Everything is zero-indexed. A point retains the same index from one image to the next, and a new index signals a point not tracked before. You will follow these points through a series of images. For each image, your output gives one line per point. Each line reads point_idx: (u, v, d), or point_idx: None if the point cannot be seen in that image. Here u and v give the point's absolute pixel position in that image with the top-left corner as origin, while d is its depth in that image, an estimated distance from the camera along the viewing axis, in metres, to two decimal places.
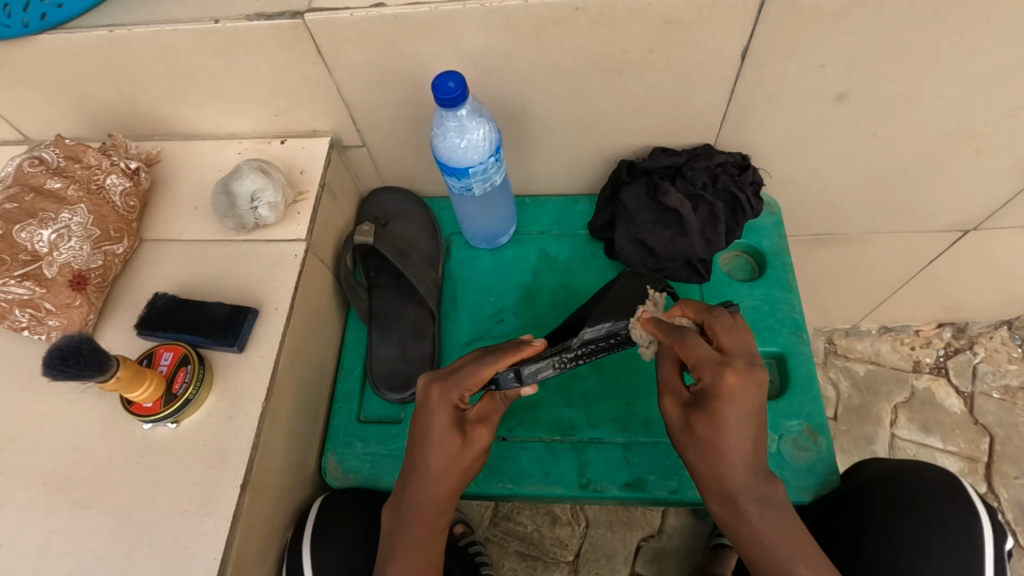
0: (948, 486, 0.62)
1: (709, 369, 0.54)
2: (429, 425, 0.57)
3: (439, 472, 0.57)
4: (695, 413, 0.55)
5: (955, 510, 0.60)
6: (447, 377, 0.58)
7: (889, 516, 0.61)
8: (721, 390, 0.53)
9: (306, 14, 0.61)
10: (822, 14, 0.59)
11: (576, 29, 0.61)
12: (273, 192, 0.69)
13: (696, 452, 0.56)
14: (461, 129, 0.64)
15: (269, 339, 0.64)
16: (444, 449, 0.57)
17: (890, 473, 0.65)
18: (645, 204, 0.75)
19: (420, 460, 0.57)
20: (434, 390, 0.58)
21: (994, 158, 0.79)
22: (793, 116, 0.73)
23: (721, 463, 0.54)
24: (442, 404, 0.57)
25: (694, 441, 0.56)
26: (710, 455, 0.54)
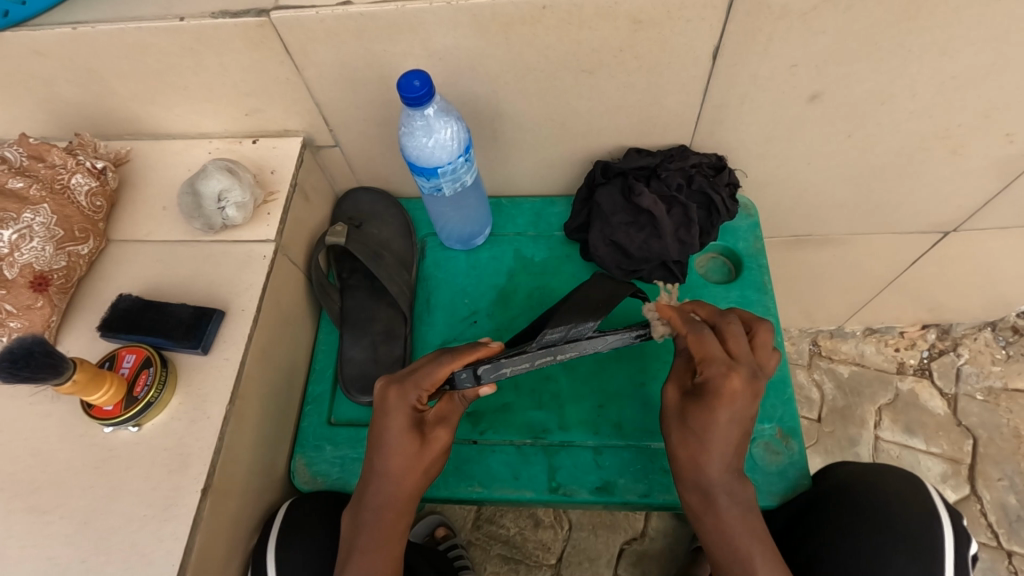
0: (911, 489, 0.62)
1: (718, 368, 0.55)
2: (387, 427, 0.57)
3: (398, 472, 0.56)
4: (693, 403, 0.56)
5: (918, 514, 0.60)
6: (403, 378, 0.58)
7: (849, 520, 0.60)
8: (721, 389, 0.54)
9: (272, 12, 0.60)
10: (790, 14, 0.59)
11: (544, 27, 0.61)
12: (241, 192, 0.68)
13: (679, 435, 0.57)
14: (428, 128, 0.63)
15: (235, 341, 0.63)
16: (403, 451, 0.56)
17: (854, 476, 0.64)
18: (620, 205, 0.75)
19: (378, 462, 0.57)
20: (390, 392, 0.57)
21: (970, 159, 0.79)
22: (767, 117, 0.72)
23: (701, 458, 0.55)
24: (398, 406, 0.57)
25: (687, 434, 0.56)
26: (692, 448, 0.56)
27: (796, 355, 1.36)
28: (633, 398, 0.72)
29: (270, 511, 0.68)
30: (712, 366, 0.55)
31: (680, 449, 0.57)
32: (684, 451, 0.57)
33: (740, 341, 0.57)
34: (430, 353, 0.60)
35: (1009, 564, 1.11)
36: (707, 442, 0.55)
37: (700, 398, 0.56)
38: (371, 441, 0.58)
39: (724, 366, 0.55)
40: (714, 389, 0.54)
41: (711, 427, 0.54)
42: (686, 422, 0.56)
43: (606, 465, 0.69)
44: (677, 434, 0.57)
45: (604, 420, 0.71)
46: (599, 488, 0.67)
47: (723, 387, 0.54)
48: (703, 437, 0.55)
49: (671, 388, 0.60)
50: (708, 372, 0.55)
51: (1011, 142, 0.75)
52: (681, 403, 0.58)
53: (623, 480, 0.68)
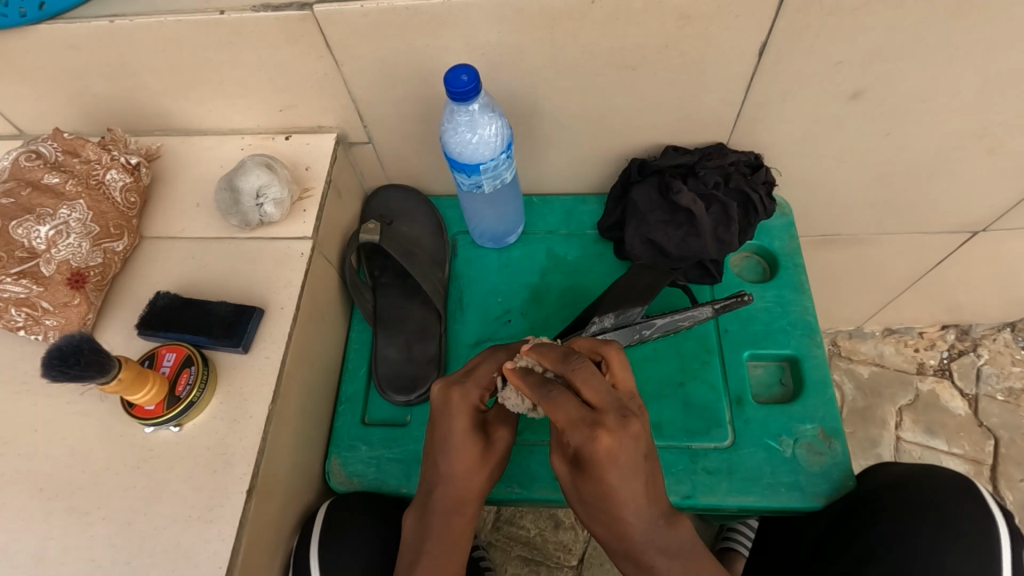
0: (963, 490, 0.60)
1: (581, 433, 0.46)
2: (452, 429, 0.55)
3: (464, 474, 0.55)
4: (581, 476, 0.49)
5: (971, 515, 0.59)
6: (464, 379, 0.57)
7: (899, 519, 0.60)
8: (595, 454, 0.46)
9: (315, 5, 0.60)
10: (841, 10, 0.58)
11: (591, 23, 0.60)
12: (279, 188, 0.67)
13: (586, 509, 0.51)
14: (472, 124, 0.62)
15: (274, 340, 0.62)
16: (468, 452, 0.55)
17: (902, 477, 0.64)
18: (657, 203, 0.74)
19: (444, 465, 0.55)
20: (454, 394, 0.56)
21: (1008, 158, 0.78)
22: (807, 115, 0.72)
23: (608, 518, 0.49)
24: (463, 407, 0.56)
25: (585, 504, 0.50)
26: (603, 514, 0.49)
27: None
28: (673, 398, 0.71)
29: (307, 512, 0.67)
30: (577, 433, 0.47)
31: (597, 524, 0.51)
32: (596, 523, 0.51)
33: (591, 386, 0.48)
34: (487, 353, 0.60)
35: None
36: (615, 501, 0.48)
37: (580, 467, 0.49)
38: (433, 444, 0.57)
39: (591, 426, 0.46)
40: (591, 457, 0.46)
41: (612, 491, 0.47)
42: (584, 494, 0.49)
43: None
44: (581, 505, 0.51)
45: None
46: None
47: (597, 449, 0.46)
48: (592, 503, 0.49)
49: (558, 461, 0.51)
50: (575, 440, 0.47)
51: None
52: (572, 475, 0.50)
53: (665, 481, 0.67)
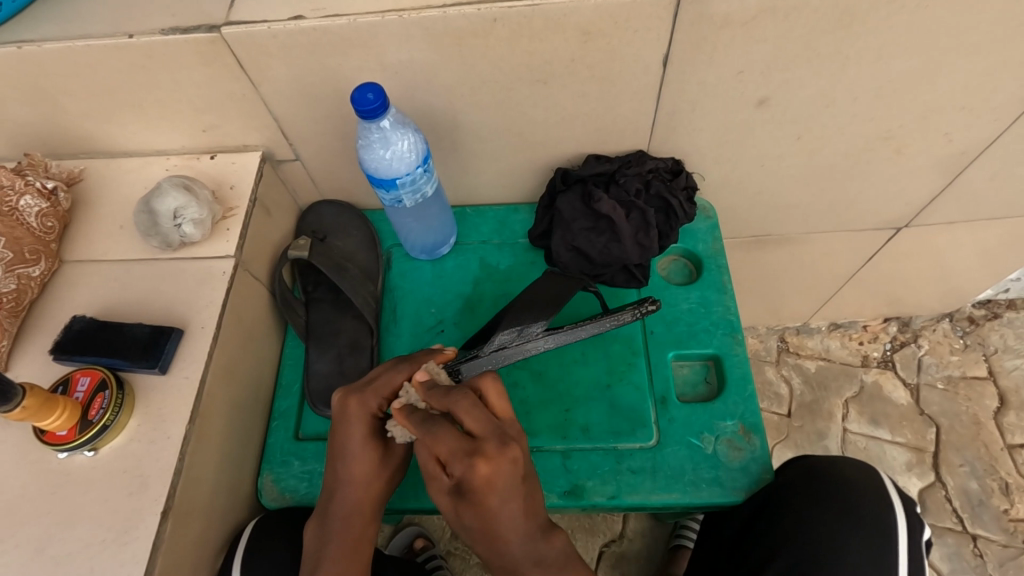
0: (866, 480, 0.64)
1: (458, 463, 0.49)
2: (350, 435, 0.58)
3: (364, 478, 0.58)
4: (460, 501, 0.51)
5: (874, 505, 0.62)
6: (362, 389, 0.59)
7: (809, 508, 0.63)
8: (473, 483, 0.49)
9: (222, 28, 0.61)
10: (733, 22, 0.61)
11: (497, 39, 0.62)
12: (198, 208, 0.67)
13: (464, 531, 0.53)
14: (385, 141, 0.64)
15: (193, 359, 0.62)
16: (367, 458, 0.58)
17: (815, 470, 0.66)
18: (580, 211, 0.76)
19: (342, 469, 0.58)
20: (352, 403, 0.59)
21: (914, 158, 0.82)
22: (718, 122, 0.74)
23: (494, 536, 0.51)
24: (360, 415, 0.58)
25: (461, 521, 0.51)
26: (478, 529, 0.51)
27: (764, 352, 1.38)
28: (602, 400, 0.73)
29: (236, 530, 0.67)
30: (455, 464, 0.50)
31: (467, 524, 0.51)
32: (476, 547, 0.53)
33: (482, 406, 0.53)
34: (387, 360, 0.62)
35: (973, 547, 1.15)
36: (495, 519, 0.50)
37: (458, 491, 0.51)
38: (334, 450, 0.59)
39: (466, 458, 0.49)
40: (468, 486, 0.49)
41: (489, 513, 0.50)
42: (461, 517, 0.51)
43: (574, 469, 0.69)
44: (458, 523, 0.52)
45: (572, 423, 0.72)
46: (568, 492, 0.68)
47: (473, 479, 0.49)
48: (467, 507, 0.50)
49: (434, 491, 0.52)
50: (454, 471, 0.50)
51: (951, 141, 0.79)
52: (451, 503, 0.51)
53: (591, 482, 0.68)
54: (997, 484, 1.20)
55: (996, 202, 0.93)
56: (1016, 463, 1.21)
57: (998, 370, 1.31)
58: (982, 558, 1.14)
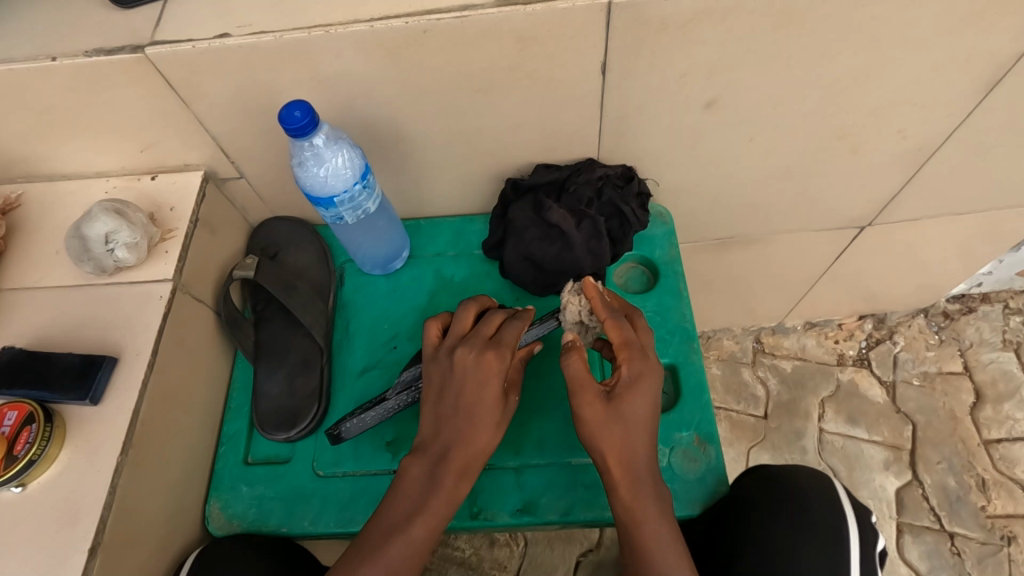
0: (821, 490, 0.63)
1: (636, 356, 0.61)
2: (505, 343, 0.63)
3: (486, 382, 0.60)
4: (608, 384, 0.59)
5: (827, 513, 0.61)
6: (491, 342, 0.62)
7: (765, 519, 0.61)
8: (638, 376, 0.60)
9: (147, 47, 0.59)
10: (668, 27, 0.60)
11: (430, 50, 0.61)
12: (130, 231, 0.66)
13: (592, 408, 0.59)
14: (318, 159, 0.63)
15: (128, 387, 0.61)
16: (487, 361, 0.61)
17: (770, 478, 0.65)
18: (531, 220, 0.75)
19: (472, 425, 0.60)
20: (490, 356, 0.61)
21: (869, 156, 0.81)
22: (666, 127, 0.73)
23: (617, 423, 0.58)
24: (514, 323, 0.65)
25: (603, 404, 0.59)
26: (608, 417, 0.59)
27: (740, 353, 1.37)
28: (554, 413, 0.71)
29: (181, 560, 0.65)
30: (632, 354, 0.61)
31: (594, 418, 0.59)
32: (593, 418, 0.59)
33: (649, 330, 0.65)
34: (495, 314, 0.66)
35: (952, 544, 1.14)
36: (624, 416, 0.58)
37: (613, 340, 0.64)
38: (459, 407, 0.60)
39: (642, 356, 0.61)
40: (636, 376, 0.60)
41: (629, 404, 0.59)
42: (606, 396, 0.59)
43: (527, 485, 0.68)
44: (591, 405, 0.59)
45: (525, 438, 0.70)
46: (521, 510, 0.66)
47: (640, 373, 0.60)
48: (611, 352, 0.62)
49: (578, 361, 0.61)
50: (627, 360, 0.61)
51: (905, 138, 0.78)
52: (592, 379, 0.60)
53: (545, 499, 0.67)
54: (975, 479, 1.19)
55: (958, 198, 0.92)
56: (994, 458, 1.21)
57: (974, 364, 1.30)
58: (961, 555, 1.13)
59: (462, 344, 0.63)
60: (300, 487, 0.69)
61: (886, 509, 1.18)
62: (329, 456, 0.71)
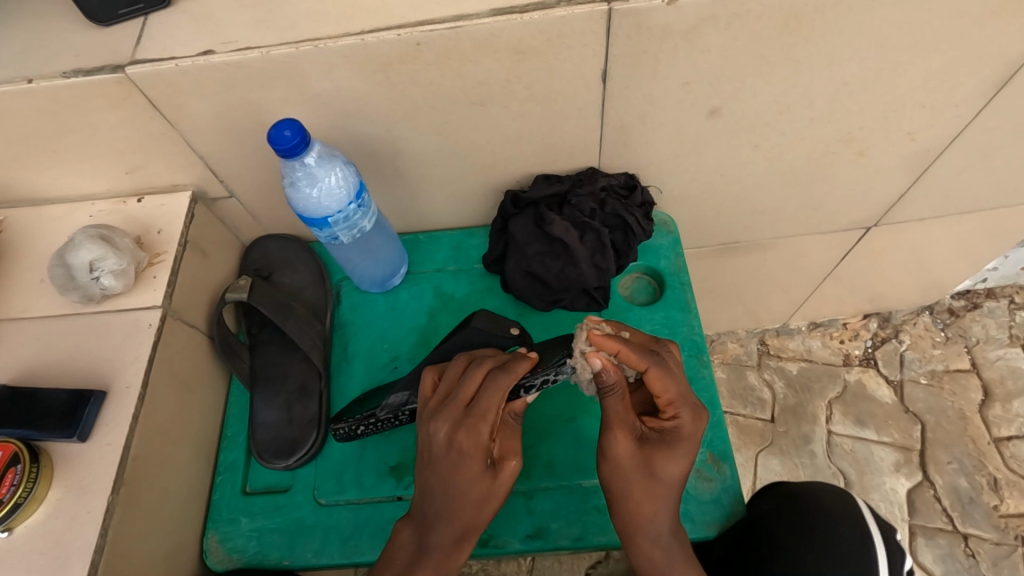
0: (844, 508, 0.62)
1: (689, 411, 0.56)
2: (482, 408, 0.53)
3: (460, 460, 0.53)
4: (659, 450, 0.55)
5: (852, 534, 0.60)
6: (465, 412, 0.53)
7: (788, 540, 0.60)
8: (690, 431, 0.55)
9: (128, 67, 0.57)
10: (671, 34, 0.57)
11: (425, 63, 0.58)
12: (117, 259, 0.63)
13: (646, 492, 0.55)
14: (311, 178, 0.60)
15: (117, 423, 0.58)
16: (457, 434, 0.53)
17: (791, 496, 0.64)
18: (533, 234, 0.73)
19: (455, 497, 0.54)
20: (459, 435, 0.53)
21: (876, 158, 0.79)
22: (669, 134, 0.71)
23: (660, 491, 0.55)
24: (496, 385, 0.54)
25: (650, 478, 0.55)
26: (656, 486, 0.55)
27: (745, 356, 1.35)
28: (563, 433, 0.69)
29: None
30: (683, 410, 0.56)
31: (645, 500, 0.55)
32: (643, 503, 0.55)
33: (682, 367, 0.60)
34: (479, 366, 0.55)
35: (966, 546, 1.13)
36: (672, 482, 0.55)
37: (645, 441, 0.56)
38: (436, 479, 0.54)
39: (693, 408, 0.56)
40: (688, 433, 0.55)
41: (682, 467, 0.55)
42: (656, 473, 0.55)
43: (537, 510, 0.66)
44: (641, 487, 0.55)
45: (534, 460, 0.68)
46: (531, 535, 0.64)
47: (695, 428, 0.55)
48: (643, 477, 0.55)
49: (623, 439, 0.55)
50: (680, 417, 0.55)
51: (913, 140, 0.76)
52: (640, 453, 0.55)
53: (556, 523, 0.65)
54: (986, 479, 1.18)
55: (966, 196, 0.91)
56: (1005, 456, 1.19)
57: (982, 361, 1.28)
58: (975, 557, 1.12)
59: (436, 413, 0.55)
60: (303, 518, 0.67)
61: (898, 512, 1.16)
62: (331, 484, 0.68)
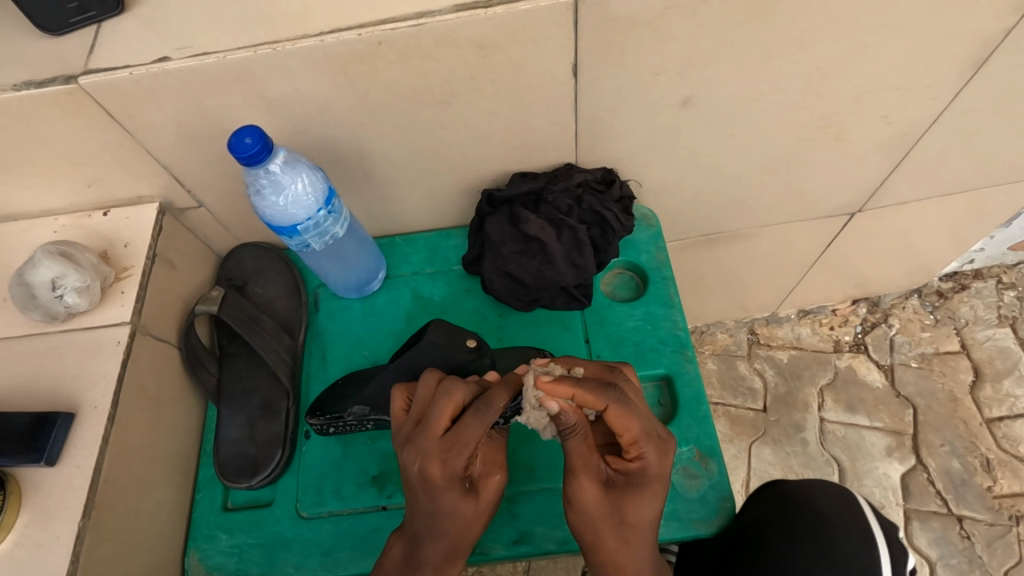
0: (843, 508, 0.62)
1: (653, 450, 0.55)
2: (461, 442, 0.50)
3: (441, 488, 0.51)
4: (627, 490, 0.55)
5: (851, 536, 0.60)
6: (442, 443, 0.51)
7: (788, 543, 0.60)
8: (655, 470, 0.55)
9: (79, 77, 0.55)
10: (638, 24, 0.56)
11: (387, 62, 0.57)
12: (79, 276, 0.61)
13: (620, 540, 0.56)
14: (275, 186, 0.59)
15: (85, 445, 0.57)
16: (436, 464, 0.51)
17: (792, 496, 0.63)
18: (510, 234, 0.71)
19: (439, 520, 0.52)
20: (435, 467, 0.51)
21: (855, 144, 0.78)
22: (644, 126, 0.69)
23: (634, 538, 0.56)
24: (478, 420, 0.50)
25: (619, 527, 0.56)
26: (627, 536, 0.56)
27: (735, 347, 1.35)
28: (547, 435, 0.68)
29: None
30: (648, 447, 0.55)
31: (620, 550, 0.56)
32: (615, 552, 0.56)
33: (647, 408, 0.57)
34: (451, 394, 0.52)
35: (959, 529, 1.13)
36: (642, 531, 0.56)
37: (610, 485, 0.56)
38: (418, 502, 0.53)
39: (660, 442, 0.56)
40: (653, 476, 0.55)
41: (647, 510, 0.56)
42: (627, 519, 0.55)
43: (522, 514, 0.64)
44: (613, 534, 0.55)
45: (518, 464, 0.67)
46: (517, 541, 0.63)
47: (656, 469, 0.55)
48: (616, 524, 0.55)
49: (589, 485, 0.55)
50: (645, 455, 0.55)
51: (891, 124, 0.75)
52: (607, 501, 0.55)
53: (541, 528, 0.64)
54: (978, 461, 1.18)
55: (948, 178, 0.90)
56: (996, 437, 1.19)
57: (971, 342, 1.28)
58: (969, 539, 1.12)
59: (413, 441, 0.52)
60: (284, 532, 0.65)
61: (890, 497, 1.16)
62: (312, 496, 0.67)
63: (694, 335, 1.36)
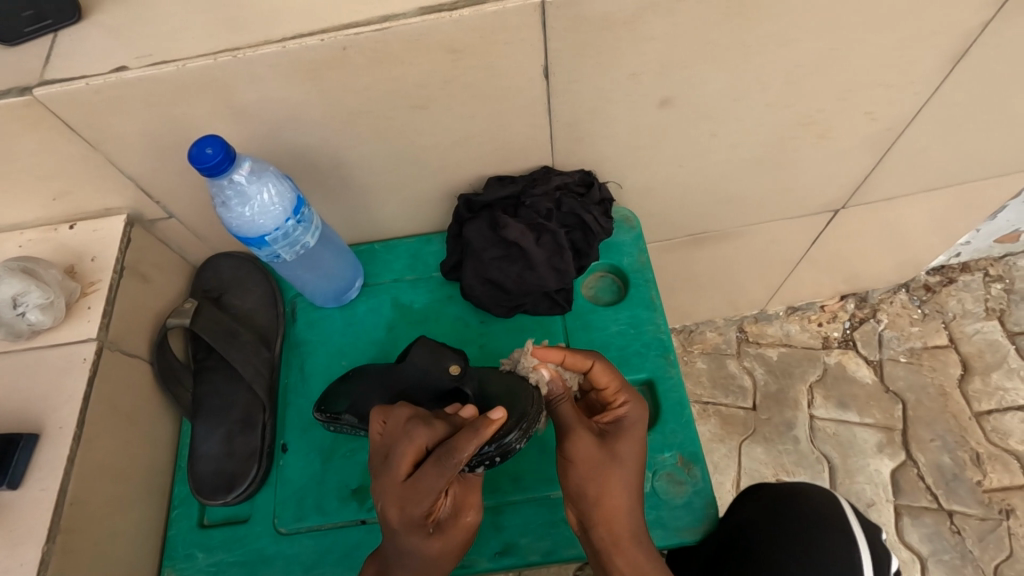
0: (835, 511, 0.61)
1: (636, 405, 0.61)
2: (418, 491, 0.49)
3: (400, 532, 0.50)
4: (617, 440, 0.59)
5: (842, 540, 0.59)
6: (401, 489, 0.50)
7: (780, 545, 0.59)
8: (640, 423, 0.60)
9: (35, 88, 0.53)
10: (611, 23, 0.55)
11: (355, 67, 0.55)
12: (42, 292, 0.60)
13: (615, 486, 0.57)
14: (242, 197, 0.57)
15: (51, 467, 0.55)
16: (394, 508, 0.50)
17: (785, 498, 0.62)
18: (489, 239, 0.69)
19: (402, 562, 0.52)
20: (393, 512, 0.50)
21: (838, 140, 0.78)
22: (623, 127, 0.68)
23: (631, 488, 0.58)
24: (436, 469, 0.48)
25: (615, 472, 0.58)
26: (625, 484, 0.58)
27: (724, 345, 1.34)
28: (530, 444, 0.66)
29: None
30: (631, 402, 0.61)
31: (615, 496, 0.57)
32: (613, 497, 0.57)
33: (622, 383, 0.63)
34: (414, 438, 0.50)
35: (951, 524, 1.12)
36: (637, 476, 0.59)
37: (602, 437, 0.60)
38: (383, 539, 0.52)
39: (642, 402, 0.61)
40: (639, 423, 0.60)
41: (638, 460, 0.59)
42: (621, 461, 0.58)
43: (505, 526, 0.63)
44: (613, 479, 0.57)
45: (501, 475, 0.65)
46: (500, 553, 0.62)
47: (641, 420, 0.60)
48: (609, 465, 0.58)
49: (581, 437, 0.59)
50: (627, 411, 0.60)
51: (872, 120, 0.75)
52: (602, 449, 0.58)
53: (524, 539, 0.63)
54: (969, 455, 1.17)
55: (932, 173, 0.89)
56: (986, 431, 1.19)
57: (959, 336, 1.28)
58: (960, 534, 1.11)
59: (377, 480, 0.51)
60: (262, 549, 0.64)
61: (882, 494, 1.16)
62: (290, 512, 0.65)
63: (684, 335, 1.35)
